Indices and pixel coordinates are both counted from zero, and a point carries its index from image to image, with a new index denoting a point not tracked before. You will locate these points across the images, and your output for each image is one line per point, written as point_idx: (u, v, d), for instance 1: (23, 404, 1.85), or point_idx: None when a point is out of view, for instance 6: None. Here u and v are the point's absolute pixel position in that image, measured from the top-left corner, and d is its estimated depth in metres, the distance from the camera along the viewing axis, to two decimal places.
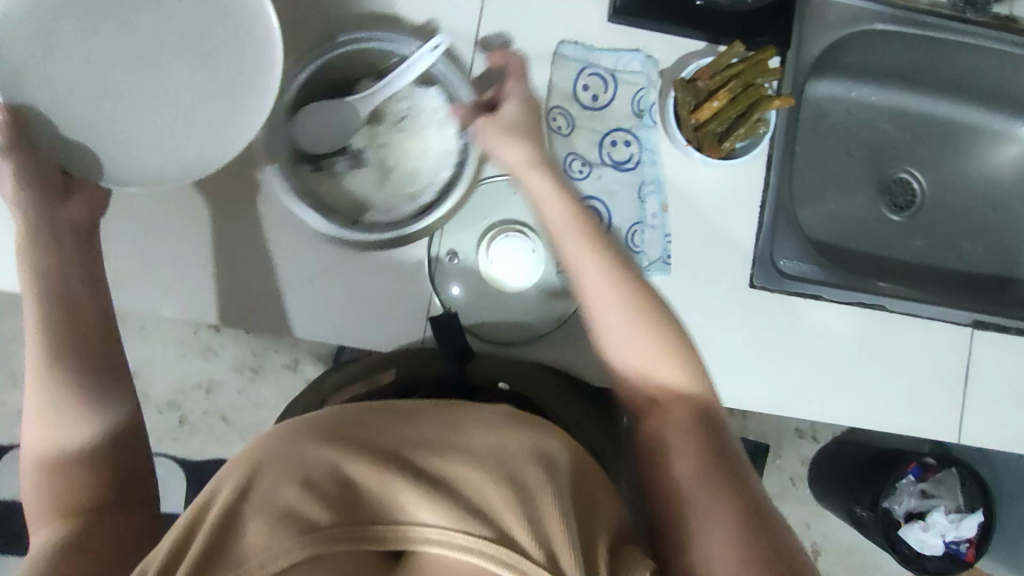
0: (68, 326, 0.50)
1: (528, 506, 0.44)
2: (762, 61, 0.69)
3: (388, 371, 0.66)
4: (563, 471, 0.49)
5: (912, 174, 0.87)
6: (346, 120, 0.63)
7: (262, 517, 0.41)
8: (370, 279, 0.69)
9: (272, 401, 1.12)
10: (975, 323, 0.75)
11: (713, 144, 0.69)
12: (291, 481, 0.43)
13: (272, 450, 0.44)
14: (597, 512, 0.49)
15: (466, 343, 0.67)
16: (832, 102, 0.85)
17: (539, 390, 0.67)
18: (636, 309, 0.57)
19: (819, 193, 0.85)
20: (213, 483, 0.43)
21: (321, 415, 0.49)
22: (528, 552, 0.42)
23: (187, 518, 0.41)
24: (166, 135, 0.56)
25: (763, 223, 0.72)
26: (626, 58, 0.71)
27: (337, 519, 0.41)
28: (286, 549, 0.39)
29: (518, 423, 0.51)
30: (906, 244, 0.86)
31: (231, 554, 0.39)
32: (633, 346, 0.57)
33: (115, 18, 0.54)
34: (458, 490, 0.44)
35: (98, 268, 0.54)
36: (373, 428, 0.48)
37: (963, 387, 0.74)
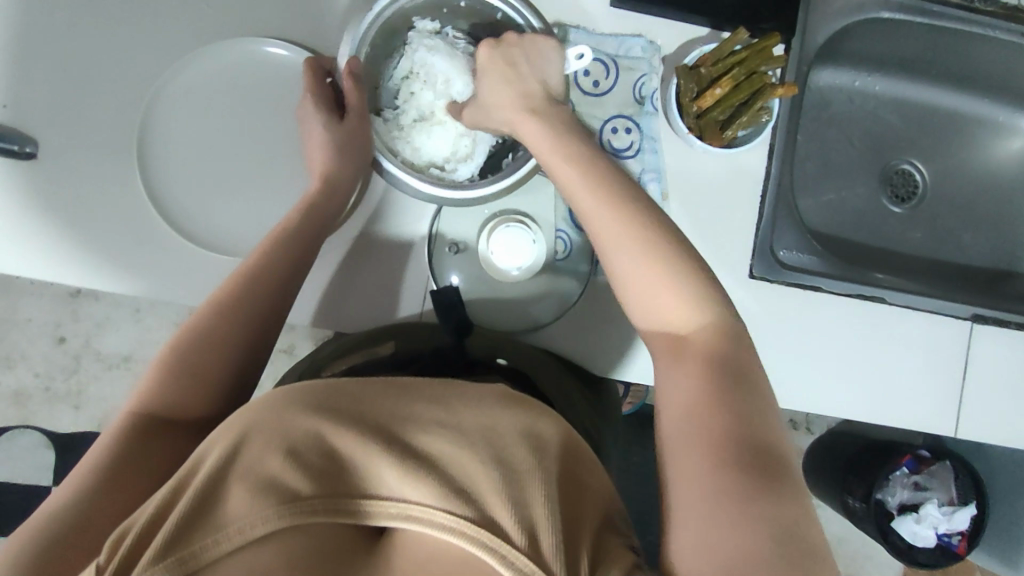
0: (261, 278, 0.58)
1: (514, 489, 0.43)
2: (767, 48, 0.67)
3: (388, 342, 0.65)
4: (552, 454, 0.48)
5: (914, 165, 0.87)
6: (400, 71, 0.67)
7: (244, 483, 0.40)
8: (376, 263, 0.70)
9: (266, 385, 1.12)
10: (974, 317, 0.74)
11: (714, 132, 0.68)
12: (277, 449, 0.42)
13: (261, 414, 0.43)
14: (583, 497, 0.47)
15: (466, 317, 0.67)
16: (835, 91, 0.84)
17: (537, 368, 0.67)
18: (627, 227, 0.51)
19: (821, 183, 0.84)
20: (201, 446, 0.43)
21: (313, 382, 0.48)
22: (510, 536, 0.40)
23: (172, 482, 0.40)
24: (260, 175, 0.71)
25: (763, 213, 0.71)
26: (629, 43, 0.70)
27: (320, 492, 0.41)
28: (264, 518, 0.39)
29: (509, 403, 0.50)
30: (906, 235, 0.85)
31: (211, 516, 0.38)
32: (640, 282, 0.50)
33: (236, 82, 0.70)
34: (442, 469, 0.43)
35: (311, 248, 0.62)
36: (364, 402, 0.47)
37: (960, 380, 0.74)
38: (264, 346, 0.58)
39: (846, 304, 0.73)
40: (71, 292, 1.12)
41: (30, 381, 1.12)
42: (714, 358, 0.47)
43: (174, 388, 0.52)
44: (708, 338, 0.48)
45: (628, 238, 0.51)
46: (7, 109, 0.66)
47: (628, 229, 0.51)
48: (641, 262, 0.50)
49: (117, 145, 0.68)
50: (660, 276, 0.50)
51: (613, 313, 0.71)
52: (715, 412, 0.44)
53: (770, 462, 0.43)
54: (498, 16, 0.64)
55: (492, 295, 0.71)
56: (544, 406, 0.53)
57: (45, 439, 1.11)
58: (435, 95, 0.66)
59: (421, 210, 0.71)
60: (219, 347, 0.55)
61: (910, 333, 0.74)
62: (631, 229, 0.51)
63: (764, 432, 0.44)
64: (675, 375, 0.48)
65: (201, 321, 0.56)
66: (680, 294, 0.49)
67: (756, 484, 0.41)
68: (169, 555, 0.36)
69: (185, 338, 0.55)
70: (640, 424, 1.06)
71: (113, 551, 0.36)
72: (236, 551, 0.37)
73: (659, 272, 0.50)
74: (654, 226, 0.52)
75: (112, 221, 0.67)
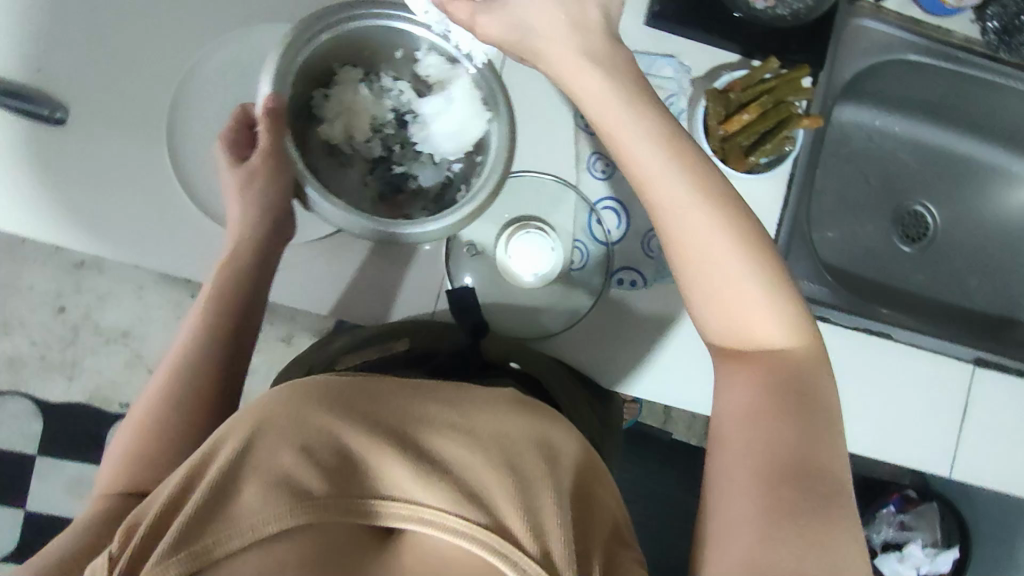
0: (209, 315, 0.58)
1: (526, 495, 0.44)
2: (796, 80, 0.68)
3: (403, 340, 0.67)
4: (565, 466, 0.48)
5: (926, 208, 0.88)
6: (330, 111, 0.66)
7: (257, 479, 0.40)
8: (396, 258, 0.70)
9: (263, 373, 1.10)
10: (976, 361, 0.76)
11: (738, 156, 0.69)
12: (291, 445, 0.42)
13: (275, 408, 0.43)
14: (591, 509, 0.48)
15: (482, 319, 0.67)
16: (855, 128, 0.85)
17: (548, 374, 0.67)
18: (710, 212, 0.48)
19: (834, 216, 0.85)
20: (214, 437, 0.42)
21: (324, 379, 0.48)
22: (522, 546, 0.41)
23: (184, 475, 0.40)
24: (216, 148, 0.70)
25: (778, 238, 0.73)
26: (660, 63, 0.71)
27: (332, 491, 0.41)
28: (278, 515, 0.38)
29: (523, 410, 0.51)
30: (914, 274, 0.86)
31: (225, 510, 0.38)
32: (716, 283, 0.48)
33: None
34: (455, 473, 0.44)
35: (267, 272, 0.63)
36: (379, 401, 0.47)
37: (959, 422, 0.75)
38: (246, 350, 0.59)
39: (854, 337, 0.74)
40: (75, 263, 1.11)
41: (26, 348, 1.11)
42: (780, 374, 0.47)
43: (131, 467, 0.51)
44: (780, 348, 0.49)
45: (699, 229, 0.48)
46: (41, 73, 0.66)
47: (713, 219, 0.48)
48: (718, 259, 0.48)
49: (146, 119, 0.68)
50: (738, 278, 0.48)
51: (626, 325, 0.72)
52: (771, 432, 0.45)
53: (823, 484, 0.43)
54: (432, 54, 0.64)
55: (504, 299, 0.72)
56: (555, 415, 0.54)
57: (36, 408, 1.11)
58: (376, 136, 0.68)
59: None
60: (169, 412, 0.54)
61: (914, 372, 0.75)
62: (717, 229, 0.48)
63: (819, 452, 0.44)
64: (737, 394, 0.48)
65: (149, 398, 0.55)
66: (755, 295, 0.48)
67: (806, 510, 0.42)
68: (182, 548, 0.36)
69: (137, 419, 0.54)
70: (634, 441, 1.06)
71: (126, 542, 0.36)
72: (247, 547, 0.37)
73: (733, 280, 0.48)
74: (732, 214, 0.49)
75: (130, 190, 0.68)
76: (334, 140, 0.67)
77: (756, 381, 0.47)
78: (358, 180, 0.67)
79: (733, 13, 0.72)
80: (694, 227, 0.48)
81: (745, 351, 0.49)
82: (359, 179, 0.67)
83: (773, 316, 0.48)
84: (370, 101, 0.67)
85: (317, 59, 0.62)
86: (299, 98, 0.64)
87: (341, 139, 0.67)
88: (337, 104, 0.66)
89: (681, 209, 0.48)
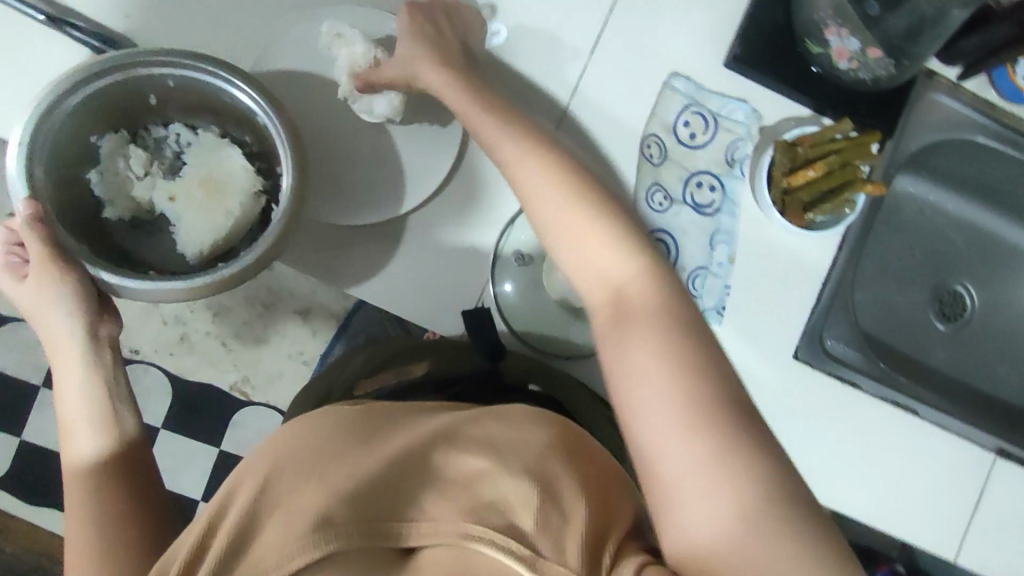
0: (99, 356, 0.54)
1: (551, 501, 0.43)
2: (865, 144, 0.68)
3: (420, 363, 0.70)
4: (581, 465, 0.49)
5: (966, 288, 0.88)
6: (125, 188, 0.60)
7: (277, 515, 0.39)
8: (438, 258, 0.70)
9: (274, 344, 1.09)
10: (998, 451, 0.75)
11: (796, 211, 0.70)
12: (308, 479, 0.42)
13: (283, 455, 0.44)
14: (615, 506, 0.47)
15: (498, 340, 0.69)
16: (910, 199, 0.85)
17: (569, 393, 0.70)
18: (562, 190, 0.52)
19: (874, 284, 0.85)
20: (228, 484, 0.42)
21: (324, 418, 0.49)
22: (539, 544, 0.41)
23: (201, 520, 0.39)
24: None
25: (821, 297, 0.73)
26: (732, 106, 0.71)
27: (353, 512, 0.40)
28: (300, 548, 0.38)
29: (532, 422, 0.52)
30: (945, 352, 0.86)
31: (247, 551, 0.38)
32: (580, 255, 0.50)
33: None
34: (473, 484, 0.44)
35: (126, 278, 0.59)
36: (383, 434, 0.48)
37: (972, 507, 0.74)
38: (125, 427, 0.52)
39: (881, 408, 0.74)
40: None
41: None
42: (676, 335, 0.45)
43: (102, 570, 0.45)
44: (645, 300, 0.48)
45: (547, 199, 0.52)
46: None
47: (569, 200, 0.51)
48: (570, 226, 0.51)
49: None
50: (596, 243, 0.50)
51: None
52: (701, 415, 0.42)
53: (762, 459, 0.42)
54: (173, 83, 0.55)
55: (540, 314, 0.73)
56: (556, 419, 0.54)
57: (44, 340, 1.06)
58: (141, 184, 0.61)
59: (497, 217, 0.71)
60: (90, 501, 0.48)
61: (935, 451, 0.74)
62: (576, 206, 0.51)
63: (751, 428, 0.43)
64: (646, 395, 0.44)
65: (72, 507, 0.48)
66: (606, 247, 0.50)
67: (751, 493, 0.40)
68: None
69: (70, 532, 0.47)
70: None
71: None
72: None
73: (597, 242, 0.50)
74: (592, 194, 0.52)
75: None
76: (121, 215, 0.60)
77: (655, 344, 0.45)
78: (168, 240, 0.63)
79: (811, 68, 0.72)
80: (561, 202, 0.51)
81: (627, 314, 0.47)
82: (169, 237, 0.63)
83: (628, 266, 0.49)
84: (138, 166, 0.60)
85: (73, 136, 0.54)
86: (67, 202, 0.55)
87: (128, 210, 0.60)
88: (136, 184, 0.61)
89: (546, 189, 0.52)
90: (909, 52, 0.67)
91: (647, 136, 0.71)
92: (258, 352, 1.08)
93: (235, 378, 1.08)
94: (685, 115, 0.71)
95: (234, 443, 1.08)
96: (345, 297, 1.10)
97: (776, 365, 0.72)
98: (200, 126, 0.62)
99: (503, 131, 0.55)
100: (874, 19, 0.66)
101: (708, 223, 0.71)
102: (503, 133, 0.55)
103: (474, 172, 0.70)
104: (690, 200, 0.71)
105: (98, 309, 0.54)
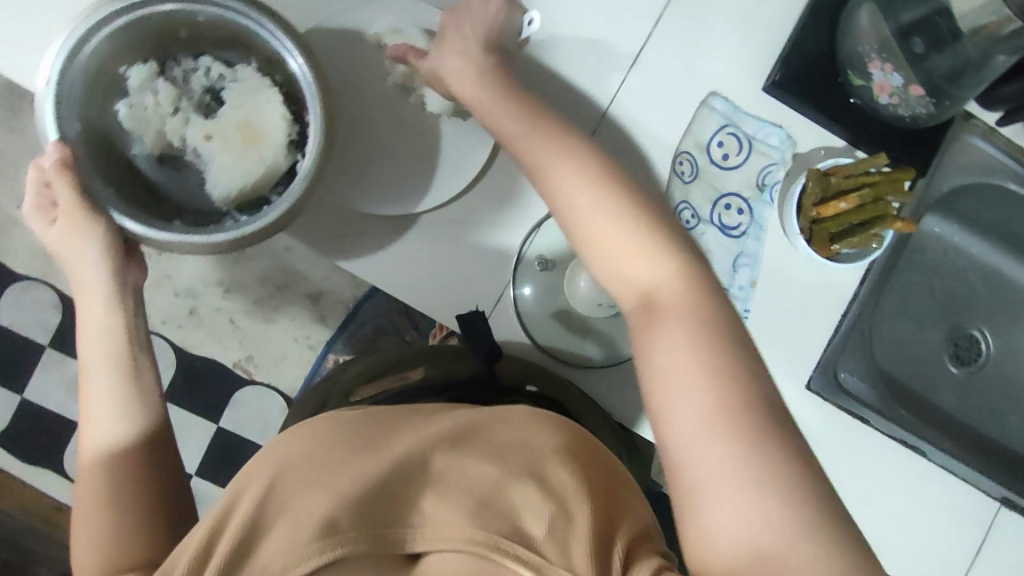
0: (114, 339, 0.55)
1: (555, 508, 0.43)
2: (898, 180, 0.69)
3: (418, 368, 0.71)
4: (587, 468, 0.48)
5: (983, 333, 0.87)
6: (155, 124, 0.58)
7: (282, 523, 0.39)
8: (459, 255, 0.70)
9: (282, 327, 1.09)
10: (1003, 499, 0.75)
11: (823, 241, 0.70)
12: (312, 488, 0.42)
13: (290, 467, 0.44)
14: (621, 511, 0.46)
15: (494, 343, 0.67)
16: (935, 239, 0.84)
17: (567, 395, 0.69)
18: (592, 183, 0.53)
19: (891, 321, 0.84)
20: (230, 491, 0.43)
21: (327, 424, 0.49)
22: (544, 552, 0.40)
23: (206, 527, 0.40)
24: None
25: (840, 329, 0.73)
26: (767, 131, 0.71)
27: (356, 520, 0.40)
28: (305, 555, 0.38)
29: (537, 424, 0.51)
30: (955, 396, 0.85)
31: (252, 557, 0.38)
32: (608, 241, 0.51)
33: None
34: (477, 486, 0.44)
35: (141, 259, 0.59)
36: (389, 433, 0.48)
37: (972, 553, 0.74)
38: (139, 418, 0.52)
39: (890, 447, 0.73)
40: None
41: None
42: (710, 331, 0.46)
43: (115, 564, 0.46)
44: (676, 295, 0.48)
45: (580, 199, 0.53)
46: None
47: (595, 187, 0.53)
48: (596, 211, 0.52)
49: None
50: (622, 231, 0.51)
51: None
52: (734, 415, 0.43)
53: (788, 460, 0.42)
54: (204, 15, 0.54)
55: (556, 320, 0.73)
56: (564, 421, 0.53)
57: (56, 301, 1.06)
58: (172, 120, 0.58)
59: (523, 219, 0.71)
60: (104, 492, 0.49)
61: (940, 495, 0.74)
62: (605, 197, 0.52)
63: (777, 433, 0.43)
64: (680, 396, 0.44)
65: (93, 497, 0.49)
66: (631, 236, 0.51)
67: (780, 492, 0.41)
68: None
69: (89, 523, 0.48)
70: None
71: None
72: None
73: (624, 229, 0.51)
74: (621, 188, 0.53)
75: None
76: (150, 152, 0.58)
77: (687, 340, 0.46)
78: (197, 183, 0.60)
79: (850, 98, 0.72)
80: (589, 193, 0.53)
81: (658, 309, 0.48)
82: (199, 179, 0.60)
83: (656, 257, 0.50)
84: (167, 101, 0.58)
85: (101, 65, 0.52)
86: (95, 138, 0.54)
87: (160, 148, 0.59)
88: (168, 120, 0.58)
89: (574, 182, 0.54)
90: (950, 94, 0.67)
91: (680, 153, 0.70)
92: (266, 332, 1.08)
93: (240, 355, 1.08)
94: (720, 135, 0.71)
95: (234, 420, 1.08)
96: (357, 284, 1.10)
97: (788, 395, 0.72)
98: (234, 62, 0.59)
99: (541, 139, 0.56)
100: (918, 57, 0.67)
101: (733, 245, 0.71)
102: (539, 139, 0.56)
103: (504, 173, 0.70)
104: (717, 220, 0.71)
105: (126, 258, 0.55)
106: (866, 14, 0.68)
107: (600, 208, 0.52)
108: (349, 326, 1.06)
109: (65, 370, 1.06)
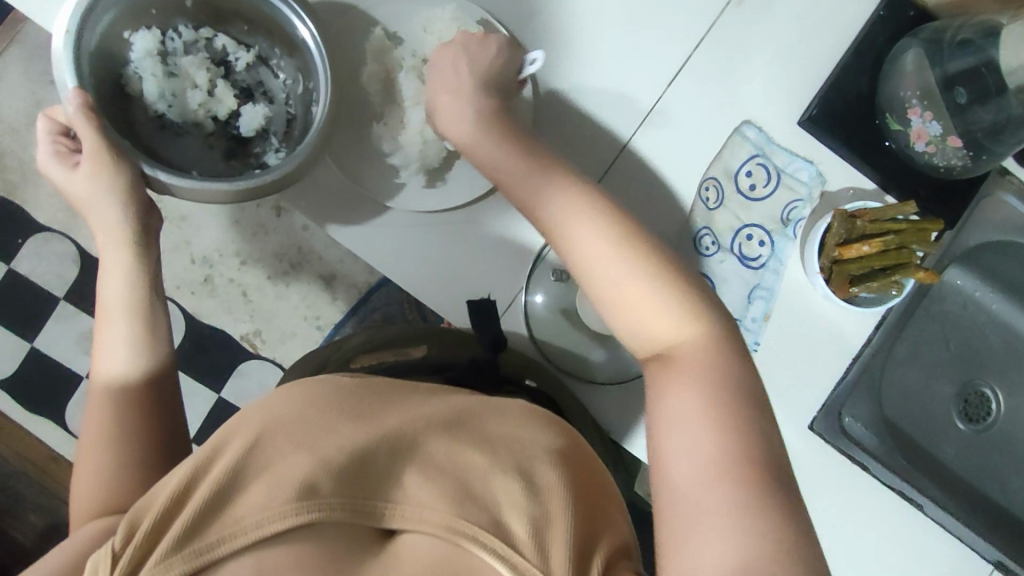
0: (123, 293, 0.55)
1: (533, 504, 0.43)
2: (924, 231, 0.68)
3: (421, 347, 0.71)
4: (574, 470, 0.49)
5: (994, 392, 0.85)
6: (183, 99, 0.64)
7: (263, 479, 0.39)
8: (474, 256, 0.70)
9: (294, 304, 1.09)
10: (996, 564, 0.74)
11: (843, 282, 0.69)
12: (294, 450, 0.41)
13: (280, 422, 0.43)
14: (599, 523, 0.46)
15: (500, 332, 0.68)
16: (954, 292, 0.84)
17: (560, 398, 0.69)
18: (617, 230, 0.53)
19: (903, 368, 0.83)
20: (216, 439, 0.42)
21: (324, 382, 0.49)
22: (520, 548, 0.40)
23: (188, 470, 0.39)
24: None
25: (847, 374, 0.72)
26: (797, 165, 0.70)
27: (338, 490, 0.40)
28: (281, 514, 0.37)
29: (531, 422, 0.52)
30: (957, 451, 0.84)
31: (223, 510, 0.37)
32: (649, 310, 0.51)
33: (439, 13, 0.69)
34: (464, 476, 0.44)
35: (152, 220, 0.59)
36: (382, 406, 0.47)
37: None
38: (152, 363, 0.55)
39: (887, 497, 0.72)
40: None
41: None
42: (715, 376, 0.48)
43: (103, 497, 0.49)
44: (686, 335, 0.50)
45: (606, 259, 0.52)
46: None
47: (612, 239, 0.53)
48: (615, 267, 0.52)
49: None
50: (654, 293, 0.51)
51: None
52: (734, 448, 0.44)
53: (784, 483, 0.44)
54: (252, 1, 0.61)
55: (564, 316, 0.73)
56: (550, 425, 0.53)
57: (76, 256, 1.08)
58: (198, 93, 0.65)
59: None
60: (106, 436, 0.52)
61: (935, 551, 0.73)
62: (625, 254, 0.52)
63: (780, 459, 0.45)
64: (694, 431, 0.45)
65: (96, 442, 0.52)
66: (654, 296, 0.51)
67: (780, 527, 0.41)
68: (184, 546, 0.35)
69: (88, 465, 0.51)
70: None
71: (128, 536, 0.36)
72: (250, 548, 0.36)
73: (639, 282, 0.51)
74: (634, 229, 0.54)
75: None
76: (161, 112, 0.64)
77: (706, 388, 0.47)
78: (200, 144, 0.66)
79: (884, 141, 0.71)
80: (609, 246, 0.53)
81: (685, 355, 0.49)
82: (200, 141, 0.66)
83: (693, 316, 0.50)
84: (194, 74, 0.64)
85: (107, 38, 0.59)
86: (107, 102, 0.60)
87: (170, 111, 0.64)
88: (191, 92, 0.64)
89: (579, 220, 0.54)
90: (988, 148, 0.67)
91: (706, 178, 0.70)
92: (276, 309, 1.09)
93: (248, 328, 1.08)
94: (748, 164, 0.70)
95: (235, 392, 1.08)
96: (370, 271, 1.10)
97: (788, 435, 0.71)
98: (252, 43, 0.66)
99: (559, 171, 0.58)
100: (960, 107, 0.68)
101: (752, 276, 0.70)
102: None
103: None
104: (737, 250, 0.70)
105: (143, 207, 0.58)
106: (912, 58, 0.69)
107: (633, 280, 0.51)
108: (359, 311, 1.09)
109: (76, 325, 1.07)
